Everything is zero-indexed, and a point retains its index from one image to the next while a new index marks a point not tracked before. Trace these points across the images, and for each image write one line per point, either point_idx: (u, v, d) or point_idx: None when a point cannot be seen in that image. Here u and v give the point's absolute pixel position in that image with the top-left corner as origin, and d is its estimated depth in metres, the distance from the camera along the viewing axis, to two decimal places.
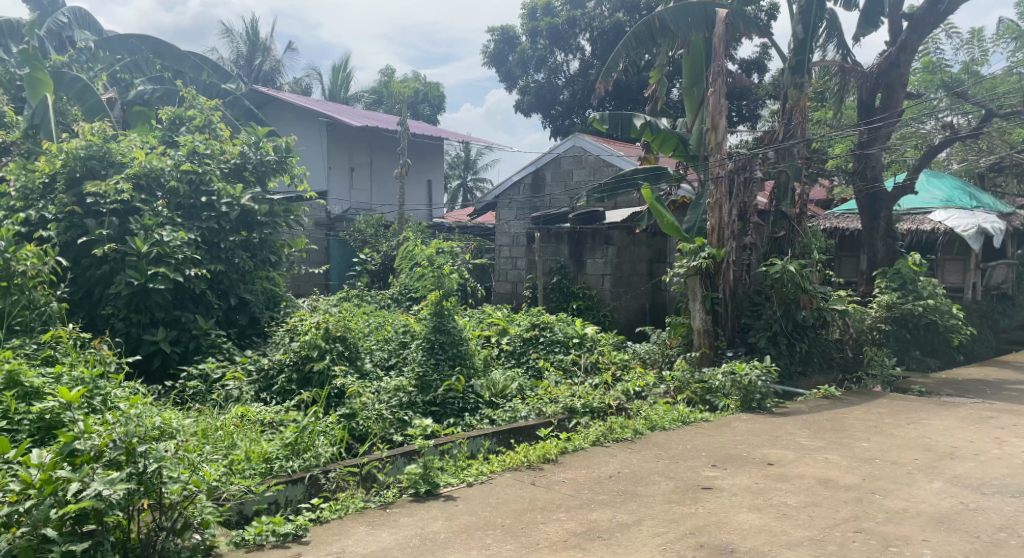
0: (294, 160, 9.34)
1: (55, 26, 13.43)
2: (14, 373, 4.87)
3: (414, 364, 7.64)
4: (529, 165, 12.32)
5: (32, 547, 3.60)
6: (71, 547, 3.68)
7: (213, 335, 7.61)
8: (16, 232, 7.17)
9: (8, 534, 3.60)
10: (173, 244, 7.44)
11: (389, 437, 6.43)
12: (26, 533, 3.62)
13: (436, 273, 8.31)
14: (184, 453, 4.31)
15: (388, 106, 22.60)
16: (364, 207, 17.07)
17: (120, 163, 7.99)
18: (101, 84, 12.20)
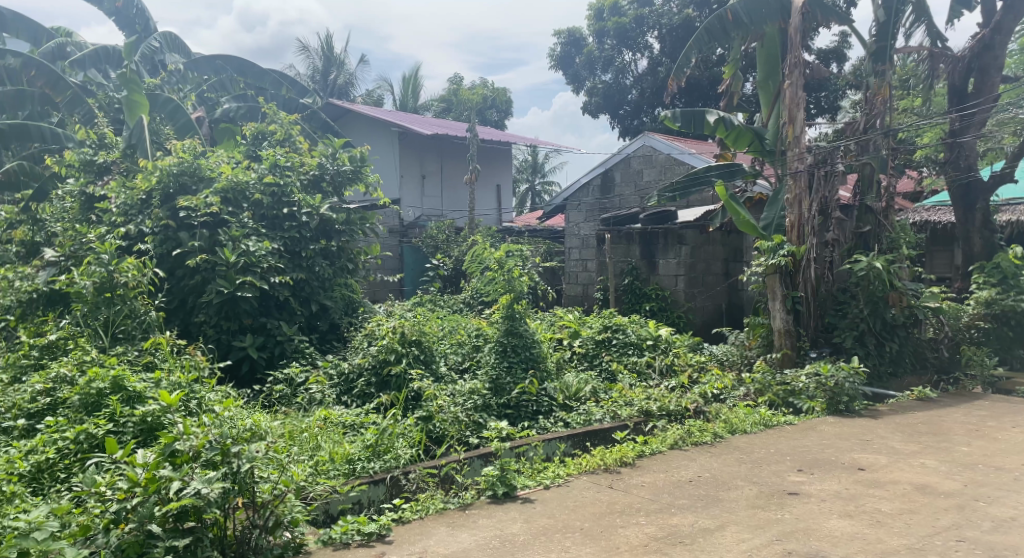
0: (368, 169, 9.53)
1: (150, 51, 13.33)
2: (118, 378, 5.14)
3: (488, 367, 7.71)
4: (598, 166, 12.25)
5: (139, 543, 3.78)
6: (173, 543, 3.84)
7: (297, 340, 7.83)
8: (117, 246, 7.49)
9: (117, 530, 3.79)
10: (258, 253, 7.75)
11: (465, 439, 6.49)
12: (134, 529, 3.80)
13: (506, 276, 8.27)
14: (274, 454, 4.46)
15: (457, 113, 22.85)
16: (434, 213, 17.30)
17: (208, 178, 8.41)
18: (190, 103, 12.91)
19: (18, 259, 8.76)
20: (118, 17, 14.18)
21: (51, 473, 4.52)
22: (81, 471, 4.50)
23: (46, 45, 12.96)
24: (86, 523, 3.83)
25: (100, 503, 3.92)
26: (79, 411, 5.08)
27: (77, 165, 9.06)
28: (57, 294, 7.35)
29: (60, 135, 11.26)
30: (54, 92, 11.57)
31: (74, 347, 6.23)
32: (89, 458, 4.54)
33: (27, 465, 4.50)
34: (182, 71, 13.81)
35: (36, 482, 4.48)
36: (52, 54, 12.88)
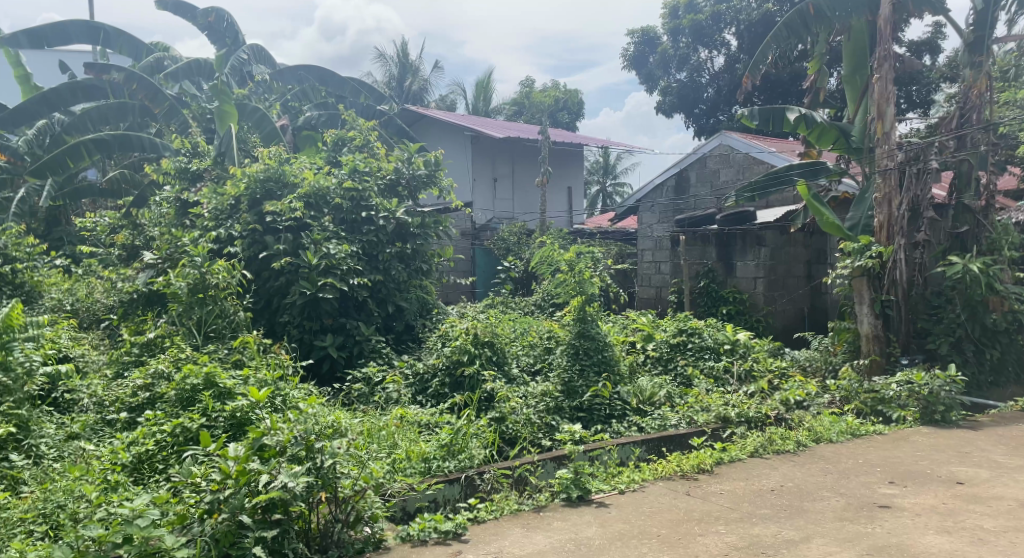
0: (442, 173, 9.60)
1: (239, 63, 13.57)
2: (211, 375, 5.37)
3: (560, 369, 7.66)
4: (672, 167, 12.08)
5: (231, 533, 3.93)
6: (263, 533, 3.97)
7: (374, 340, 7.96)
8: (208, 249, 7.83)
9: (211, 519, 3.95)
10: (339, 256, 7.90)
11: (537, 441, 6.45)
12: (226, 519, 3.95)
13: (578, 278, 8.19)
14: (354, 450, 4.53)
15: (528, 116, 22.89)
16: (505, 216, 17.32)
17: (292, 183, 8.64)
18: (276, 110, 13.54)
19: (118, 262, 9.09)
20: (208, 32, 14.31)
21: (150, 463, 4.79)
22: (178, 462, 4.75)
23: (145, 59, 13.53)
24: (183, 512, 3.99)
25: (196, 493, 4.07)
26: (175, 405, 5.37)
27: (173, 172, 9.47)
28: (155, 294, 7.79)
29: (158, 144, 11.73)
30: (154, 104, 12.09)
31: (171, 344, 6.58)
32: (185, 450, 4.77)
33: (130, 455, 4.78)
34: (268, 81, 14.48)
35: (137, 471, 4.75)
36: (150, 68, 13.47)
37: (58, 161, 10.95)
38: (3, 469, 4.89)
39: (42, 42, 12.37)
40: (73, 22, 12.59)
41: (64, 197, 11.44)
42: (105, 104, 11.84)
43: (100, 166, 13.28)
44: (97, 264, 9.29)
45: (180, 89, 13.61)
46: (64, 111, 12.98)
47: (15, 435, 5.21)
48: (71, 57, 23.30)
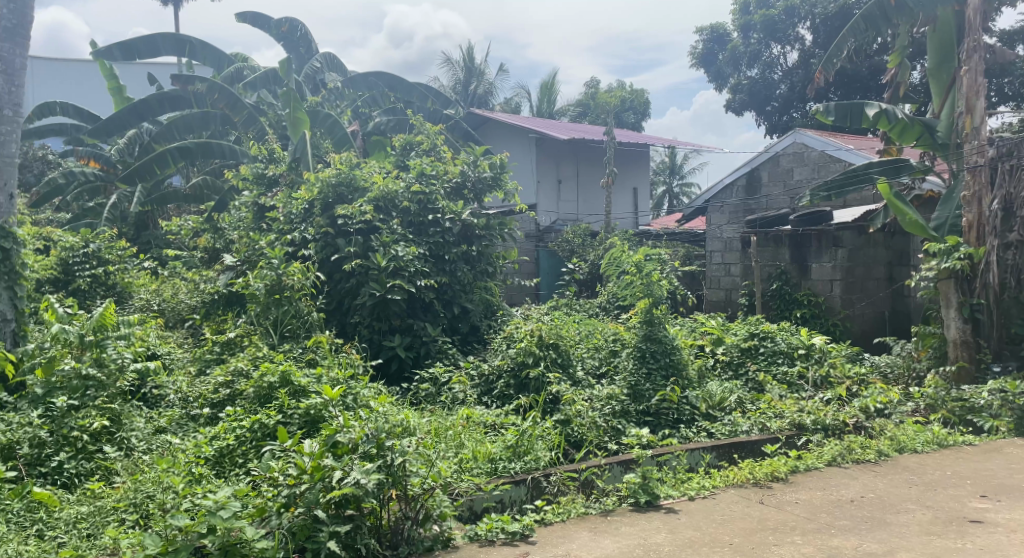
0: (508, 175, 9.60)
1: (311, 71, 13.81)
2: (287, 373, 5.55)
3: (626, 373, 7.52)
4: (742, 166, 11.79)
5: (307, 527, 4.02)
6: (336, 528, 4.07)
7: (441, 341, 8.01)
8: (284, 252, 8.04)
9: (287, 513, 4.05)
10: (407, 258, 7.98)
11: (604, 445, 6.36)
12: (302, 513, 4.04)
13: (645, 280, 8.03)
14: (423, 449, 4.56)
15: (594, 116, 22.77)
16: (570, 217, 17.23)
17: (363, 188, 8.76)
18: (347, 117, 14.00)
19: (201, 263, 9.74)
20: (284, 42, 14.67)
21: (231, 458, 4.95)
22: (256, 457, 4.91)
23: (226, 70, 13.96)
24: (262, 505, 4.10)
25: (273, 487, 4.19)
26: (253, 402, 5.55)
27: (250, 179, 9.77)
28: (234, 295, 8.04)
29: (237, 151, 12.15)
30: (233, 112, 12.46)
31: (249, 343, 6.79)
32: (262, 446, 4.93)
33: (212, 449, 4.95)
34: (340, 88, 14.54)
35: (219, 465, 4.92)
36: (230, 77, 13.85)
37: (146, 168, 11.41)
38: (97, 460, 5.12)
39: (132, 56, 12.88)
40: (162, 36, 13.15)
41: (152, 203, 11.84)
42: (190, 114, 12.20)
43: (185, 173, 13.74)
44: (182, 266, 9.63)
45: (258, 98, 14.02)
46: (151, 121, 13.67)
47: (108, 428, 5.42)
48: (158, 69, 24.35)
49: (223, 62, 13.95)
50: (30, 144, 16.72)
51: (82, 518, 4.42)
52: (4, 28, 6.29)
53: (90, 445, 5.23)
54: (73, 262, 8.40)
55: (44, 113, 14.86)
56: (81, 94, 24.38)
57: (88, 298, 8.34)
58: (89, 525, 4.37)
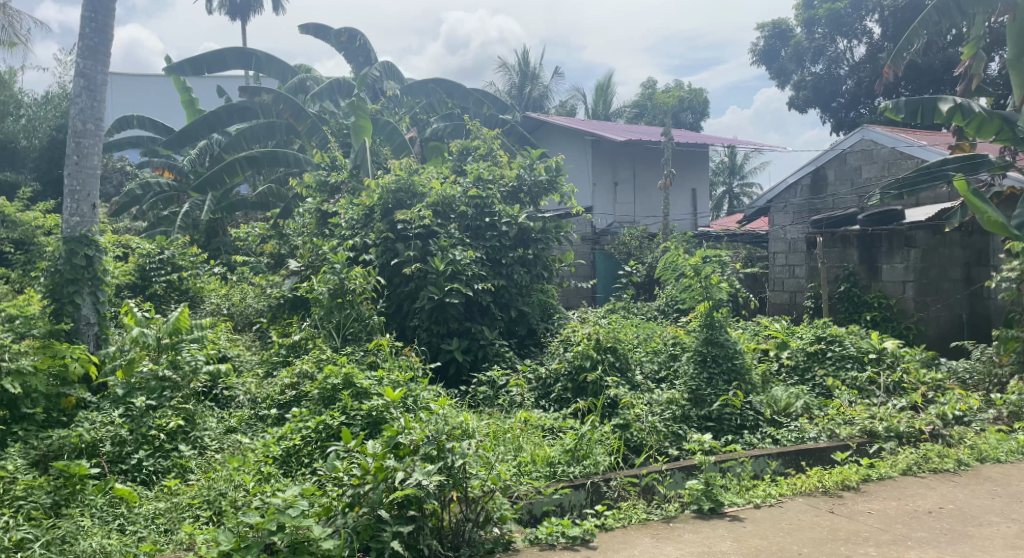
0: (564, 178, 9.52)
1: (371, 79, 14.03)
2: (349, 376, 5.62)
3: (686, 378, 7.34)
4: (807, 165, 11.49)
5: (371, 527, 4.07)
6: (400, 528, 4.10)
7: (498, 344, 8.00)
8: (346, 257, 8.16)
9: (353, 513, 4.09)
10: (465, 262, 8.01)
11: (665, 450, 6.24)
12: (366, 512, 4.09)
13: (703, 283, 7.75)
14: (482, 451, 4.54)
15: (651, 117, 22.56)
16: (627, 219, 17.08)
17: (421, 194, 8.83)
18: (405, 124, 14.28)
19: (267, 268, 9.96)
20: (344, 51, 14.92)
21: (298, 457, 5.05)
22: (322, 457, 4.98)
23: (290, 81, 14.27)
24: (328, 504, 4.16)
25: (338, 487, 4.25)
26: (318, 403, 5.64)
27: (314, 186, 9.96)
28: (299, 299, 8.18)
29: (301, 159, 12.39)
30: (297, 121, 12.71)
31: (313, 346, 6.92)
32: (328, 445, 4.99)
33: (280, 449, 5.06)
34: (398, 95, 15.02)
35: (286, 464, 5.02)
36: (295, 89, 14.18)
37: (216, 177, 11.81)
38: (173, 458, 5.25)
39: (201, 70, 13.26)
40: (231, 50, 13.51)
41: (222, 210, 12.22)
42: (257, 124, 12.64)
43: (252, 182, 14.11)
44: (249, 271, 9.84)
45: (321, 108, 14.26)
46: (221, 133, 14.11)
47: (183, 428, 5.55)
48: (226, 81, 25.08)
49: (288, 74, 14.24)
50: (108, 156, 17.39)
51: (160, 514, 4.56)
52: (87, 47, 6.72)
53: (167, 443, 5.38)
54: (149, 268, 8.75)
55: (122, 126, 15.44)
56: (155, 107, 25.22)
57: (163, 302, 8.61)
58: (167, 520, 4.50)
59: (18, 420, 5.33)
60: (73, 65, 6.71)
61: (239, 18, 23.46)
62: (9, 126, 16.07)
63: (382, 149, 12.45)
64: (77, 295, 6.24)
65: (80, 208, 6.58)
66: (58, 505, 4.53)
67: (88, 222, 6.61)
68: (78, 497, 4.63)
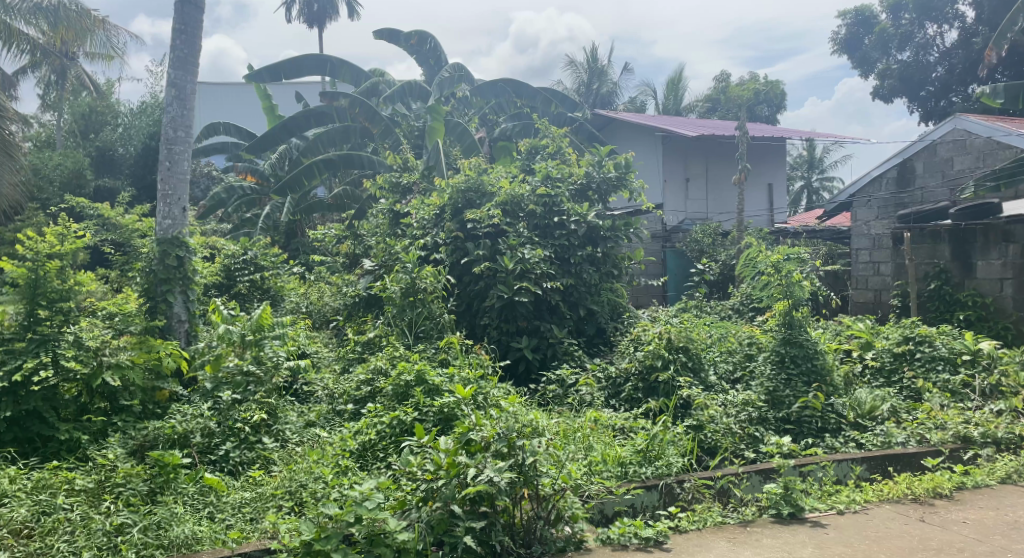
0: (633, 175, 9.34)
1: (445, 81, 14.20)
2: (421, 372, 5.67)
3: (763, 378, 7.07)
4: (893, 157, 11.02)
5: (444, 521, 4.08)
6: (472, 524, 4.09)
7: (567, 343, 7.93)
8: (417, 256, 8.25)
9: (426, 507, 4.12)
10: (533, 260, 7.94)
11: (741, 453, 6.04)
12: (439, 507, 4.10)
13: (784, 281, 7.45)
14: (553, 448, 4.49)
15: (724, 111, 22.08)
16: (699, 216, 16.73)
17: (490, 193, 8.84)
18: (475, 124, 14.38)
19: (342, 268, 10.16)
20: (414, 53, 15.06)
21: (373, 451, 5.11)
22: (396, 452, 5.02)
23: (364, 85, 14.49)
24: (403, 498, 4.17)
25: (412, 481, 4.26)
26: (392, 399, 5.70)
27: (386, 187, 10.09)
28: (373, 297, 8.28)
29: (375, 161, 12.61)
30: (372, 123, 13.00)
31: (387, 344, 7.00)
32: (402, 440, 5.04)
33: (356, 443, 5.13)
34: (468, 97, 14.84)
35: (362, 458, 5.09)
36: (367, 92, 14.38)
37: (295, 180, 12.12)
38: (257, 450, 5.38)
39: (280, 77, 13.66)
40: (307, 57, 13.81)
41: (300, 212, 12.53)
42: (332, 128, 12.81)
43: (328, 184, 14.41)
44: (326, 271, 10.06)
45: (393, 110, 14.47)
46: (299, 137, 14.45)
47: (266, 421, 5.69)
48: (303, 87, 25.78)
49: (362, 78, 14.52)
50: (197, 162, 18.08)
51: (246, 503, 4.68)
52: (178, 58, 6.99)
53: (252, 435, 5.51)
54: (235, 268, 8.98)
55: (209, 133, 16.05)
56: (238, 113, 26.12)
57: (246, 302, 8.88)
58: (252, 509, 4.61)
59: (118, 412, 5.55)
60: (165, 75, 7.00)
61: (316, 26, 24.03)
62: (107, 136, 16.94)
63: (452, 150, 12.53)
64: (169, 295, 6.45)
65: (171, 211, 6.81)
66: (153, 492, 4.71)
67: (179, 225, 6.84)
68: (172, 485, 4.79)
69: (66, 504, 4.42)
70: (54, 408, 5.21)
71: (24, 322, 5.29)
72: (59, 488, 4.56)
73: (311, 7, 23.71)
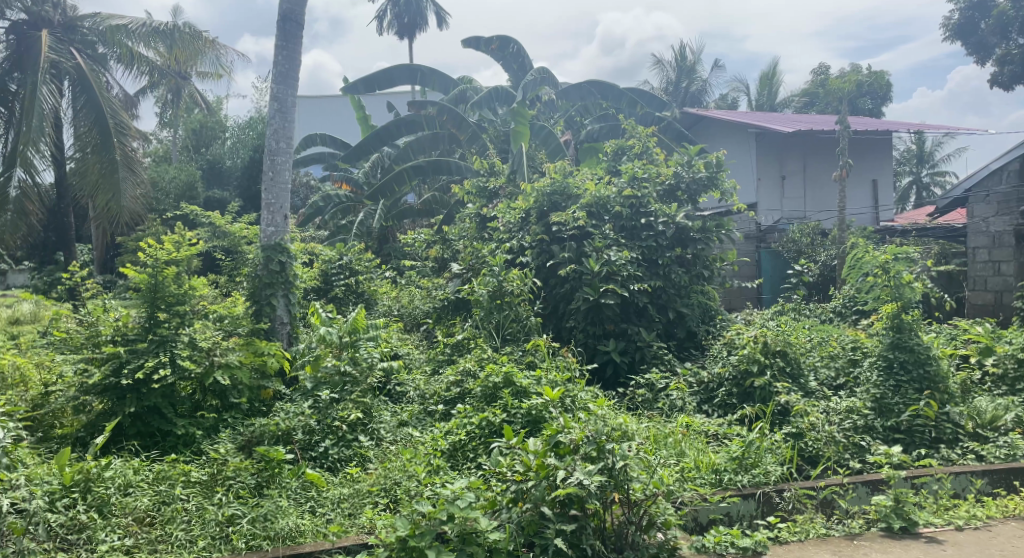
0: (725, 174, 9.02)
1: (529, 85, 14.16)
2: (509, 374, 5.65)
3: (869, 385, 6.58)
4: (1015, 148, 10.23)
5: (535, 523, 4.05)
6: (563, 526, 4.04)
7: (656, 346, 7.73)
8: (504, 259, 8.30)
9: (517, 508, 4.10)
10: (620, 262, 7.81)
11: (845, 462, 5.72)
12: (530, 508, 4.07)
13: (891, 282, 6.83)
14: (644, 453, 4.39)
15: (823, 106, 21.25)
16: (796, 215, 16.10)
17: (576, 195, 8.75)
18: (560, 126, 14.33)
19: (432, 272, 10.29)
20: (500, 58, 15.09)
21: (463, 452, 5.12)
22: (486, 453, 5.03)
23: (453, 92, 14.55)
24: (493, 498, 4.16)
25: (502, 482, 4.24)
26: (480, 401, 5.71)
27: (473, 192, 10.16)
28: (461, 300, 8.34)
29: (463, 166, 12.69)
30: (460, 129, 13.10)
31: (475, 346, 7.03)
32: (491, 441, 5.04)
33: (447, 442, 5.16)
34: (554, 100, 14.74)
35: (453, 458, 5.10)
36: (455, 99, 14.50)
37: (387, 187, 12.44)
38: (354, 447, 5.48)
39: (373, 88, 14.01)
40: (397, 68, 14.10)
41: (392, 219, 12.79)
42: (422, 136, 13.06)
43: (418, 190, 14.62)
44: (416, 275, 10.23)
45: (481, 116, 14.55)
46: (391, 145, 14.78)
47: (362, 420, 5.78)
48: (394, 96, 26.40)
49: (449, 86, 14.67)
50: (297, 172, 18.81)
51: (344, 498, 4.75)
52: (280, 73, 7.24)
53: (349, 433, 5.62)
54: (332, 272, 9.30)
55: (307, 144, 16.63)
56: (333, 123, 26.95)
57: (342, 305, 9.14)
58: (350, 505, 4.69)
59: (228, 409, 5.78)
60: (268, 90, 7.26)
61: (406, 37, 24.51)
62: (216, 150, 17.84)
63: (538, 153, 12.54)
64: (273, 297, 6.64)
65: (274, 219, 7.03)
66: (260, 486, 4.86)
67: (281, 232, 7.05)
68: (276, 479, 4.91)
69: (183, 495, 4.62)
70: (172, 404, 5.45)
71: (145, 324, 5.58)
72: (177, 479, 4.76)
73: (402, 19, 24.17)
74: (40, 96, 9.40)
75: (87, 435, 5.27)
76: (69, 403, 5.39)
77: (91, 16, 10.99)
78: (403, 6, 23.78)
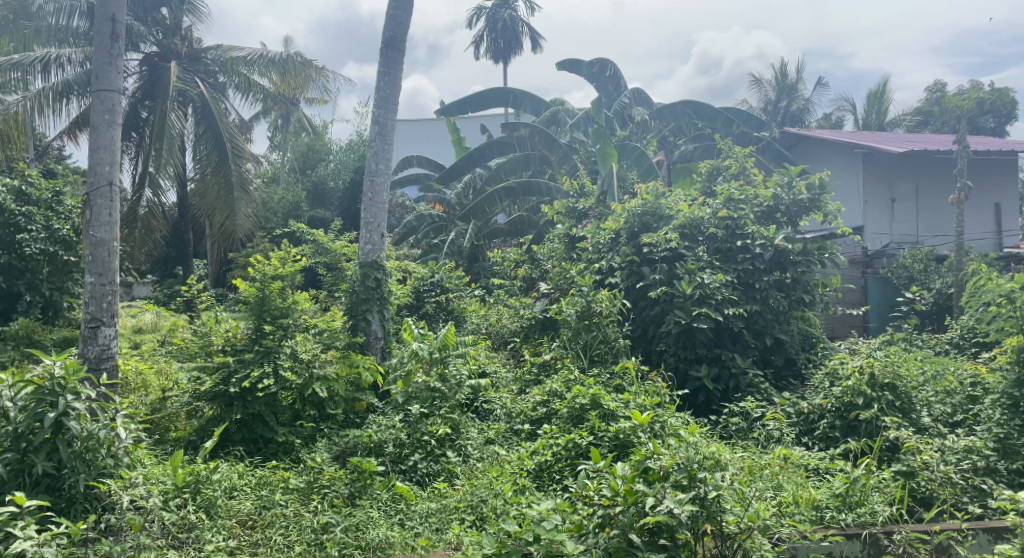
0: (829, 196, 8.65)
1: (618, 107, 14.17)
2: (596, 396, 5.62)
3: (991, 424, 6.17)
4: None
5: (622, 549, 3.97)
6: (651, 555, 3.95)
7: (752, 374, 7.49)
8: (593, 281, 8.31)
9: (603, 533, 4.03)
10: (713, 285, 7.63)
11: (963, 507, 5.38)
12: (617, 534, 3.99)
13: (1018, 313, 6.34)
14: (738, 485, 4.28)
15: (937, 125, 20.19)
16: (907, 239, 15.36)
17: (668, 216, 8.63)
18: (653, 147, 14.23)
19: (520, 291, 10.39)
20: (593, 81, 15.14)
21: (549, 473, 5.13)
22: (573, 475, 5.02)
23: (546, 113, 14.65)
24: (580, 521, 4.12)
25: (589, 506, 4.20)
26: (567, 422, 5.70)
27: (563, 212, 10.20)
28: (548, 320, 8.48)
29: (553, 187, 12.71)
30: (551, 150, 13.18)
31: (562, 366, 7.03)
32: (578, 463, 5.03)
33: (533, 463, 5.18)
34: (647, 121, 14.64)
35: (539, 479, 5.12)
36: (548, 120, 14.61)
37: (479, 207, 12.67)
38: (442, 462, 5.56)
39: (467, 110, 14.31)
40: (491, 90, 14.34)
41: (483, 238, 12.99)
42: (514, 157, 13.19)
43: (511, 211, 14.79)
44: (505, 293, 10.31)
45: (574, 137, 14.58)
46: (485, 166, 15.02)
47: (450, 435, 5.86)
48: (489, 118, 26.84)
49: (542, 108, 14.80)
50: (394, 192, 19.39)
51: (432, 513, 4.83)
52: (381, 98, 7.51)
53: (438, 448, 5.71)
54: (424, 290, 9.52)
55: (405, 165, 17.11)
56: (429, 145, 27.61)
57: (433, 321, 9.36)
58: (438, 519, 4.76)
59: (325, 420, 6.00)
60: (370, 114, 7.54)
61: (502, 61, 24.94)
62: (321, 172, 18.59)
63: (630, 173, 12.47)
64: (369, 313, 6.87)
65: (372, 237, 7.26)
66: (353, 496, 4.99)
67: (378, 250, 7.28)
68: (369, 490, 5.03)
69: (282, 501, 4.84)
70: (275, 413, 5.70)
71: (253, 335, 5.86)
72: (277, 486, 5.00)
73: (498, 43, 24.62)
74: (169, 122, 10.07)
75: (198, 439, 5.57)
76: (183, 409, 5.72)
77: (213, 48, 11.76)
78: (500, 30, 24.26)
